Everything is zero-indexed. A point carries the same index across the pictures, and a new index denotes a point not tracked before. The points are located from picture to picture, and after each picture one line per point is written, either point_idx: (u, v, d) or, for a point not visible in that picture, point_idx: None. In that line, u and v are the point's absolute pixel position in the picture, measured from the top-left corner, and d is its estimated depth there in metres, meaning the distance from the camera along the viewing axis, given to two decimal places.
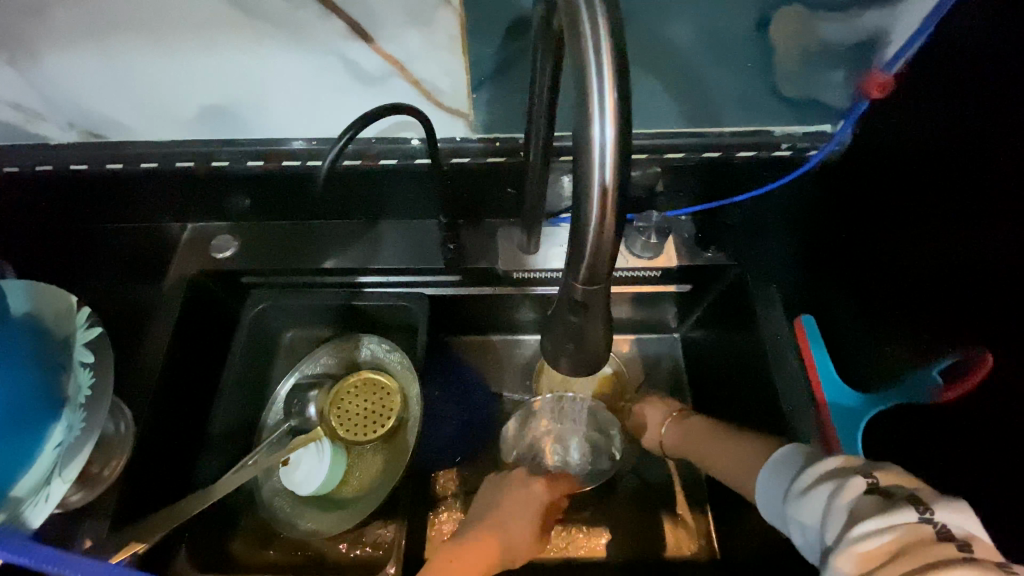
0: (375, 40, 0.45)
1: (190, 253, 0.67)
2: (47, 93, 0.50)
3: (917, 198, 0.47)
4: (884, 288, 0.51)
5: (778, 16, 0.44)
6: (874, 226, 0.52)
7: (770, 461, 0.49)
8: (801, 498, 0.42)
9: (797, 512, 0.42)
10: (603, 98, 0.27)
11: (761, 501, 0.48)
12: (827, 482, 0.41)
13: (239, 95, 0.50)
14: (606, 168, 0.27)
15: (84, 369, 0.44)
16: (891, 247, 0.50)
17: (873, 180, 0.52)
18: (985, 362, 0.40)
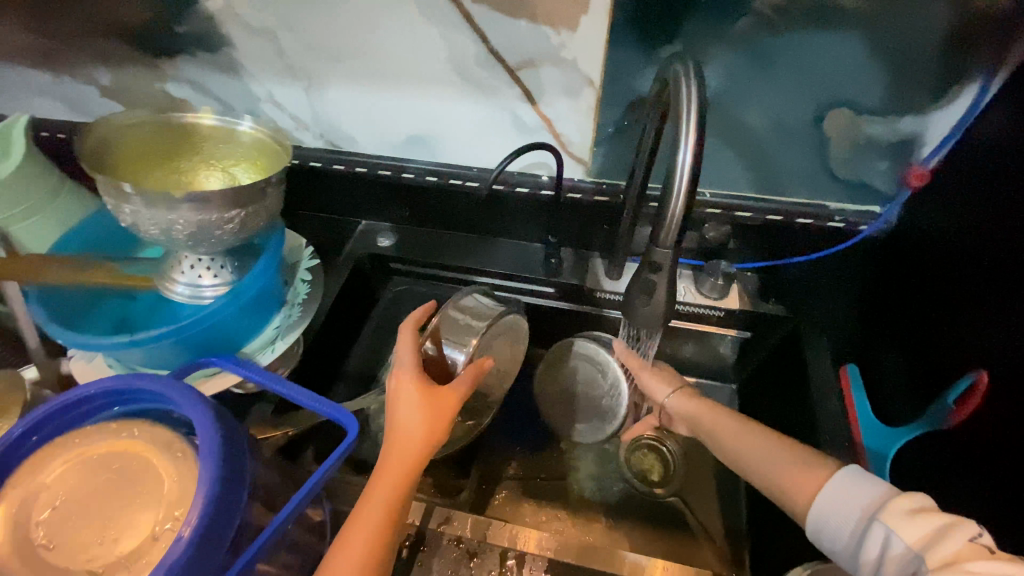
0: (537, 102, 0.66)
1: (360, 239, 0.90)
2: (317, 113, 0.77)
3: (950, 266, 0.58)
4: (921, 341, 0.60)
5: (832, 115, 0.59)
6: (915, 290, 0.62)
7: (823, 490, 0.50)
8: (907, 517, 0.43)
9: (896, 526, 0.43)
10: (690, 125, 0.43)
11: (825, 496, 0.48)
12: (936, 514, 0.43)
13: (436, 129, 0.74)
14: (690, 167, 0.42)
15: (303, 283, 0.66)
16: (930, 306, 0.60)
17: (914, 253, 0.63)
18: (982, 384, 0.51)
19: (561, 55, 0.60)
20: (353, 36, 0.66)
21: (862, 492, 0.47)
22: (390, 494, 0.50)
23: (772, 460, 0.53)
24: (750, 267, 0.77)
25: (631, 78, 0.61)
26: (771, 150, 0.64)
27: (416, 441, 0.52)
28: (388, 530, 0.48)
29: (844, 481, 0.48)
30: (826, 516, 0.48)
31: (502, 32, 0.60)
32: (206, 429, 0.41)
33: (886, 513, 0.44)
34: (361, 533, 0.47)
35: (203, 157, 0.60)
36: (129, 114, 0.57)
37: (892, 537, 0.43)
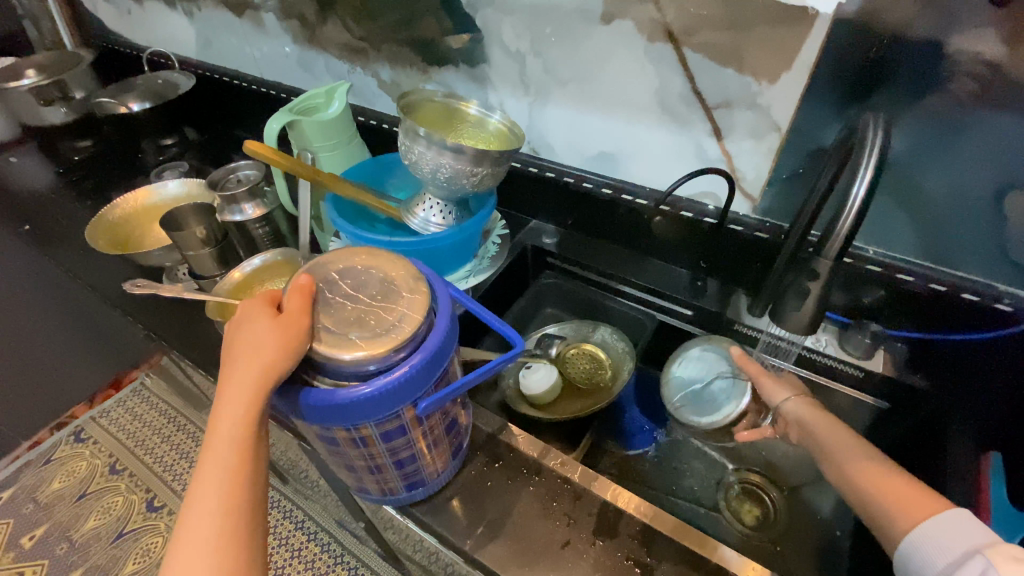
0: (724, 140, 0.78)
1: (531, 233, 1.06)
2: (532, 123, 0.97)
3: None
4: None
5: (1015, 196, 0.62)
6: None
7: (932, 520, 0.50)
8: (1012, 559, 0.43)
9: (993, 561, 0.43)
10: (868, 157, 0.51)
11: (929, 526, 0.50)
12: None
13: (626, 150, 0.89)
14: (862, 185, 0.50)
15: (492, 245, 0.86)
16: None
17: None
18: None
19: (758, 101, 0.72)
20: (583, 68, 0.84)
21: (973, 534, 0.47)
22: (236, 432, 0.46)
23: (868, 475, 0.56)
24: (901, 337, 0.77)
25: (817, 130, 0.70)
26: (944, 219, 0.68)
27: (261, 364, 0.47)
28: (257, 464, 0.47)
29: (957, 526, 0.48)
30: (928, 547, 0.49)
31: (710, 76, 0.73)
32: (445, 308, 0.55)
33: (989, 552, 0.44)
34: (214, 465, 0.46)
35: (456, 133, 0.79)
36: (431, 93, 0.79)
37: (983, 569, 0.43)
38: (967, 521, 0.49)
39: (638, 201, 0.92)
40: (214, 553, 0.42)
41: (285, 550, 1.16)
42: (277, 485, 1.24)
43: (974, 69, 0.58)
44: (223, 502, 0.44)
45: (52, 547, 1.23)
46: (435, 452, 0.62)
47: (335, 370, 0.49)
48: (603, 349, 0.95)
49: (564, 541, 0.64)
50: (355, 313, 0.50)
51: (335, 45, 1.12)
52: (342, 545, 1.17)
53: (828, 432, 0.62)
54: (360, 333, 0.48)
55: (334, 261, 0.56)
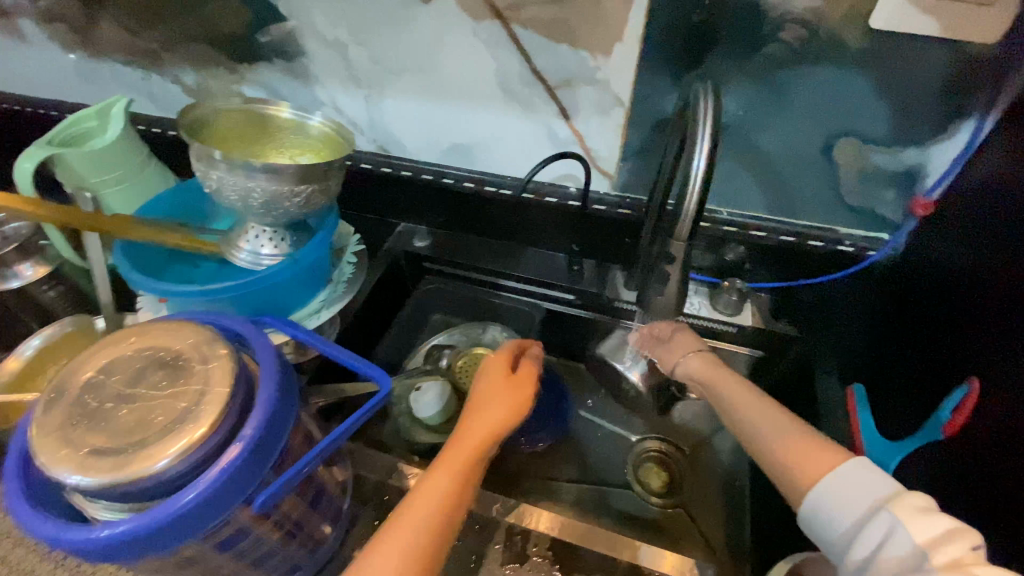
0: (572, 119, 0.74)
1: (400, 238, 0.97)
2: (373, 120, 0.86)
3: (950, 293, 0.59)
4: (919, 360, 0.62)
5: (841, 144, 0.65)
6: (924, 310, 0.64)
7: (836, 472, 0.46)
8: (918, 515, 0.41)
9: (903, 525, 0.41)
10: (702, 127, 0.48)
11: (833, 482, 0.46)
12: (945, 517, 0.41)
13: (478, 140, 0.82)
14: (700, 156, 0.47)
15: (348, 265, 0.73)
16: (930, 327, 0.62)
17: (930, 281, 0.64)
18: (973, 388, 0.51)
19: (596, 76, 0.68)
20: (413, 54, 0.75)
21: (870, 483, 0.44)
22: (430, 509, 0.48)
23: (768, 425, 0.52)
24: (763, 288, 0.80)
25: (656, 101, 0.68)
26: (784, 174, 0.70)
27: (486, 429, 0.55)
28: (438, 548, 0.48)
29: (847, 478, 0.45)
30: (824, 506, 0.45)
31: (545, 54, 0.68)
32: (270, 371, 0.45)
33: (892, 512, 0.42)
34: (387, 561, 0.45)
35: (278, 145, 0.68)
36: (226, 101, 0.66)
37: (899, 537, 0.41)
38: (865, 466, 0.46)
39: (502, 191, 0.86)
40: None
41: None
42: None
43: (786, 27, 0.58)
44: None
45: None
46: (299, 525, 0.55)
47: (121, 494, 0.39)
48: (497, 350, 0.89)
49: None
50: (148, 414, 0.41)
51: (117, 50, 0.92)
52: None
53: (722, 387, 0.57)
54: (153, 442, 0.39)
55: (98, 357, 0.45)
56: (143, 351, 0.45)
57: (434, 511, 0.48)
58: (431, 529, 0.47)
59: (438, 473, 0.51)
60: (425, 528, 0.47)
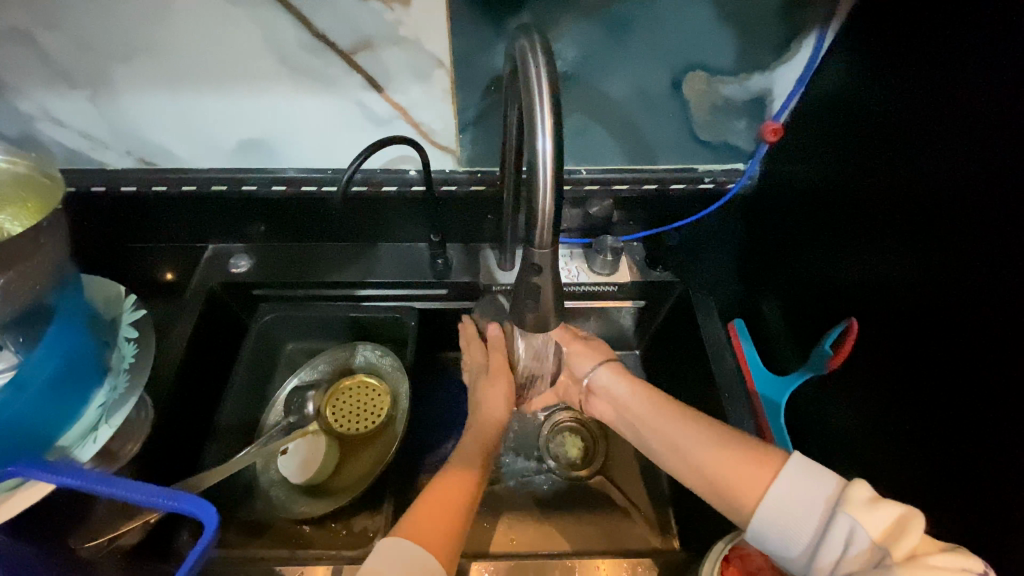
0: (387, 90, 0.58)
1: (211, 267, 0.74)
2: (115, 126, 0.62)
3: (826, 218, 0.59)
4: (803, 291, 0.63)
5: (690, 80, 0.59)
6: (798, 238, 0.64)
7: (787, 472, 0.46)
8: (871, 505, 0.42)
9: (860, 517, 0.41)
10: (542, 97, 0.37)
11: (773, 494, 0.45)
12: (896, 504, 0.42)
13: (274, 131, 0.63)
14: (546, 136, 0.37)
15: (129, 343, 0.53)
16: (809, 255, 0.62)
17: (798, 209, 0.63)
18: (851, 325, 0.54)
19: (403, 33, 0.53)
20: (138, 27, 0.53)
21: (819, 482, 0.44)
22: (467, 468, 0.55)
23: (710, 449, 0.50)
24: (635, 238, 0.76)
25: (482, 55, 0.55)
26: (638, 119, 0.63)
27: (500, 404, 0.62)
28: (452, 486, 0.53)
29: (814, 474, 0.45)
30: (780, 515, 0.44)
31: (328, 12, 0.52)
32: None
33: (849, 504, 0.42)
34: (440, 513, 0.50)
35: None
36: None
37: (856, 530, 0.41)
38: (814, 468, 0.46)
39: (324, 188, 0.68)
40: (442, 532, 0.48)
41: None
42: None
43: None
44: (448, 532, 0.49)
45: None
46: None
47: None
48: (375, 373, 0.76)
49: None
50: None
51: None
52: None
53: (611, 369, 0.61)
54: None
55: None
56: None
57: (449, 510, 0.50)
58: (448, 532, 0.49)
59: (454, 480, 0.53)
60: (440, 524, 0.49)
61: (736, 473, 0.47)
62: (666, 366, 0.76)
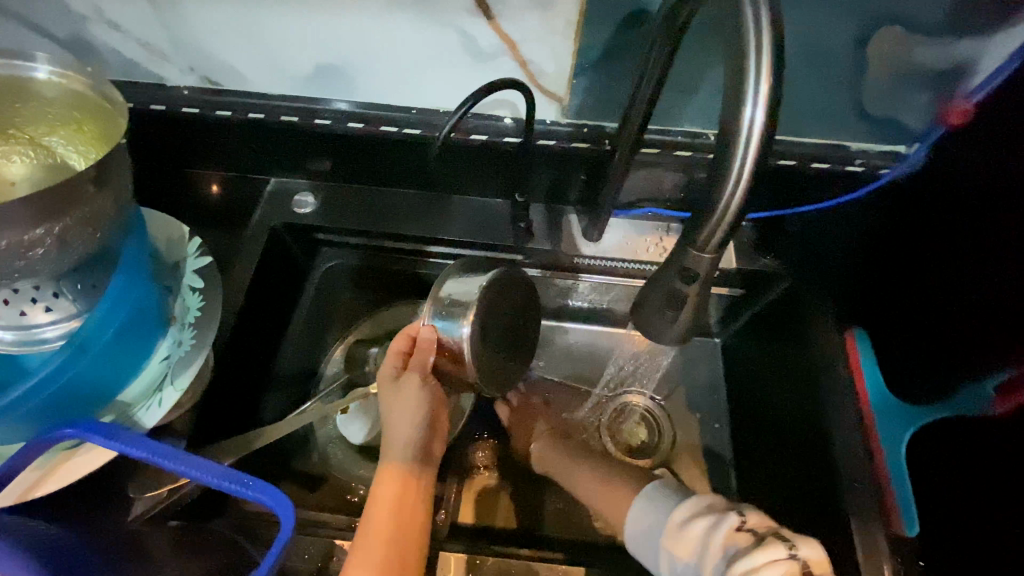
0: (496, 18, 0.48)
1: (272, 205, 0.68)
2: (177, 35, 0.54)
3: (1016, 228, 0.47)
4: (955, 308, 0.53)
5: (878, 35, 0.47)
6: (963, 244, 0.52)
7: (631, 516, 0.54)
8: (682, 532, 0.50)
9: (672, 542, 0.50)
10: (762, 53, 0.28)
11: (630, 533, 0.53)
12: (705, 517, 0.49)
13: (356, 57, 0.54)
14: (759, 102, 0.28)
15: (193, 294, 0.48)
16: (976, 267, 0.51)
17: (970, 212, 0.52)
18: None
19: None
20: None
21: (640, 514, 0.53)
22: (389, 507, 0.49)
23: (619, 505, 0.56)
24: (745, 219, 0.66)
25: None
26: (795, 81, 0.51)
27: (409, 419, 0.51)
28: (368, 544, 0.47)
29: (655, 493, 0.54)
30: (638, 545, 0.53)
31: None
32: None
33: (667, 535, 0.51)
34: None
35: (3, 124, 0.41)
36: None
37: (674, 556, 0.49)
38: (635, 510, 0.54)
39: (405, 131, 0.59)
40: None
41: None
42: None
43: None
44: None
45: None
46: None
47: None
48: None
49: None
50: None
51: None
52: None
53: (504, 286, 0.53)
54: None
55: None
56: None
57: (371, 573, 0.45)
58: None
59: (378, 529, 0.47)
60: None
61: (611, 504, 0.57)
62: (755, 367, 0.67)
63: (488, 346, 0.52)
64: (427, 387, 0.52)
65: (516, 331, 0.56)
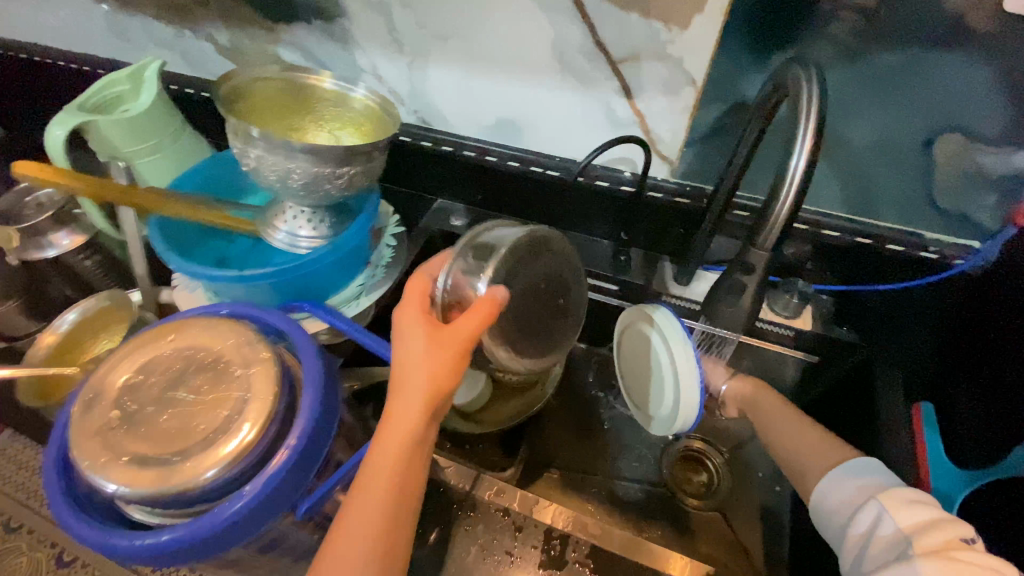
0: (635, 99, 0.67)
1: (437, 213, 0.91)
2: (414, 90, 0.80)
3: None
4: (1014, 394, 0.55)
5: (942, 142, 0.58)
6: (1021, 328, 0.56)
7: (847, 466, 0.57)
8: (905, 508, 0.50)
9: (888, 513, 0.50)
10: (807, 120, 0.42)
11: (835, 477, 0.57)
12: (933, 510, 0.49)
13: (527, 116, 0.76)
14: (802, 152, 0.42)
15: (389, 248, 0.70)
16: None
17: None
18: None
19: (669, 51, 0.61)
20: (464, 19, 0.68)
21: (870, 480, 0.54)
22: (395, 454, 0.43)
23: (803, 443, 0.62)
24: (826, 291, 0.75)
25: (735, 82, 0.61)
26: (870, 172, 0.63)
27: (439, 372, 0.44)
28: (365, 491, 0.43)
29: (869, 470, 0.56)
30: (843, 501, 0.55)
31: (613, 25, 0.61)
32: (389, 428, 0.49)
33: (883, 502, 0.51)
34: (358, 515, 0.42)
35: (316, 116, 0.65)
36: (263, 68, 0.62)
37: (879, 519, 0.50)
38: (861, 476, 0.55)
39: (549, 173, 0.80)
40: (375, 538, 0.42)
41: None
42: None
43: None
44: (376, 521, 0.42)
45: None
46: None
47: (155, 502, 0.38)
48: None
49: None
50: (217, 397, 0.41)
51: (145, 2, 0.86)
52: None
53: (546, 267, 0.57)
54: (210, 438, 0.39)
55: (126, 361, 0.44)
56: (185, 349, 0.44)
57: (378, 516, 0.42)
58: (375, 535, 0.42)
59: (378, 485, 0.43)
60: (375, 538, 0.42)
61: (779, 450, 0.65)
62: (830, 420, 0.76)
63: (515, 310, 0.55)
64: (466, 358, 0.46)
65: (553, 309, 0.59)
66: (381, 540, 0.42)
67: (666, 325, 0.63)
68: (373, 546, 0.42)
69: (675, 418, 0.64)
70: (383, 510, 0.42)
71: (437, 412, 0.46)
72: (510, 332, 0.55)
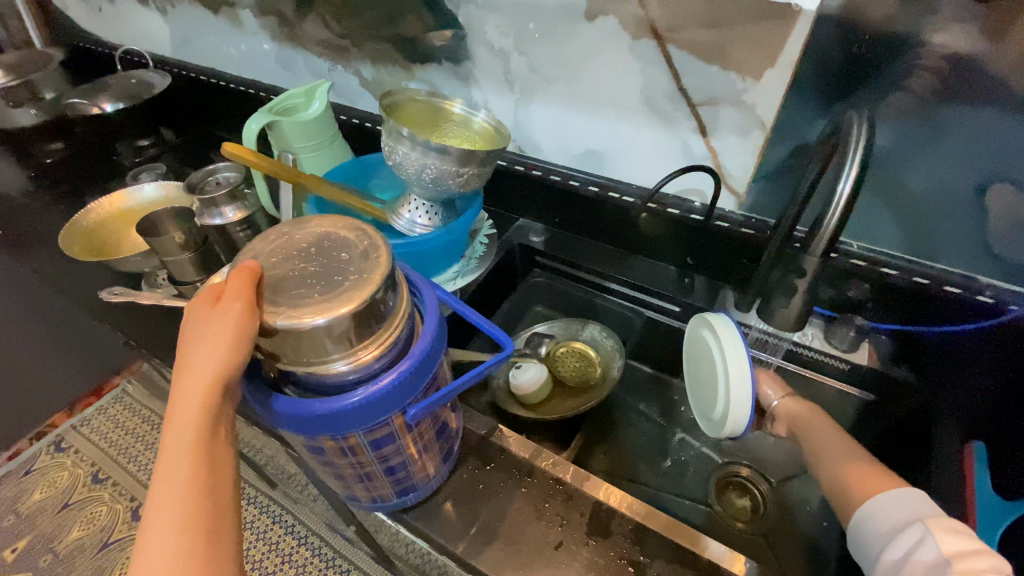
0: (710, 137, 0.78)
1: (521, 229, 1.04)
2: (517, 121, 0.95)
3: None
4: None
5: (995, 191, 0.63)
6: None
7: (890, 494, 0.58)
8: (949, 534, 0.51)
9: (931, 537, 0.51)
10: (854, 154, 0.51)
11: (877, 501, 0.58)
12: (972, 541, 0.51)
13: (612, 148, 0.88)
14: (848, 178, 0.51)
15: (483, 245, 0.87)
16: None
17: None
18: None
19: (743, 98, 0.72)
20: (569, 65, 0.83)
21: (912, 507, 0.56)
22: (192, 428, 0.43)
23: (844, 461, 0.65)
24: (882, 330, 0.78)
25: (801, 127, 0.70)
26: (927, 215, 0.69)
27: (223, 335, 0.44)
28: (171, 471, 0.41)
29: (912, 499, 0.57)
30: (884, 524, 0.56)
31: (697, 74, 0.73)
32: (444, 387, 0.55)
33: (927, 527, 0.53)
34: (164, 494, 0.40)
35: (441, 131, 0.79)
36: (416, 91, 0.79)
37: (920, 543, 0.52)
38: (903, 503, 0.57)
39: (624, 198, 0.91)
40: (186, 510, 0.40)
41: (262, 545, 1.06)
42: (254, 482, 1.14)
43: (936, 63, 0.59)
44: (189, 488, 0.41)
45: (35, 558, 1.12)
46: (425, 457, 0.63)
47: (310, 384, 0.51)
48: (592, 347, 0.96)
49: (557, 542, 0.64)
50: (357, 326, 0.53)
51: (316, 43, 1.09)
52: (320, 537, 1.06)
53: (329, 243, 0.53)
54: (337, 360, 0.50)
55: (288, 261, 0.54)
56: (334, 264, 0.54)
57: (191, 488, 0.41)
58: (192, 517, 0.40)
59: (181, 461, 0.41)
60: (186, 513, 0.40)
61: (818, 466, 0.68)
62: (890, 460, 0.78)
63: (327, 281, 0.48)
64: (256, 317, 0.46)
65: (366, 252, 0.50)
66: (192, 509, 0.40)
67: (725, 338, 0.69)
68: (185, 518, 0.40)
69: (724, 422, 0.69)
70: (192, 482, 0.41)
71: (228, 392, 0.46)
72: (298, 290, 0.47)
